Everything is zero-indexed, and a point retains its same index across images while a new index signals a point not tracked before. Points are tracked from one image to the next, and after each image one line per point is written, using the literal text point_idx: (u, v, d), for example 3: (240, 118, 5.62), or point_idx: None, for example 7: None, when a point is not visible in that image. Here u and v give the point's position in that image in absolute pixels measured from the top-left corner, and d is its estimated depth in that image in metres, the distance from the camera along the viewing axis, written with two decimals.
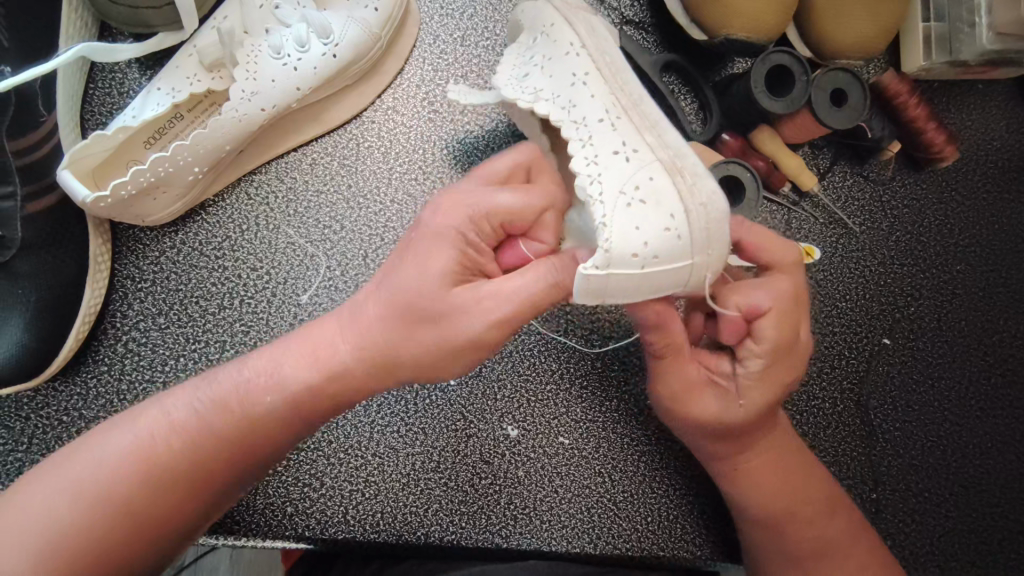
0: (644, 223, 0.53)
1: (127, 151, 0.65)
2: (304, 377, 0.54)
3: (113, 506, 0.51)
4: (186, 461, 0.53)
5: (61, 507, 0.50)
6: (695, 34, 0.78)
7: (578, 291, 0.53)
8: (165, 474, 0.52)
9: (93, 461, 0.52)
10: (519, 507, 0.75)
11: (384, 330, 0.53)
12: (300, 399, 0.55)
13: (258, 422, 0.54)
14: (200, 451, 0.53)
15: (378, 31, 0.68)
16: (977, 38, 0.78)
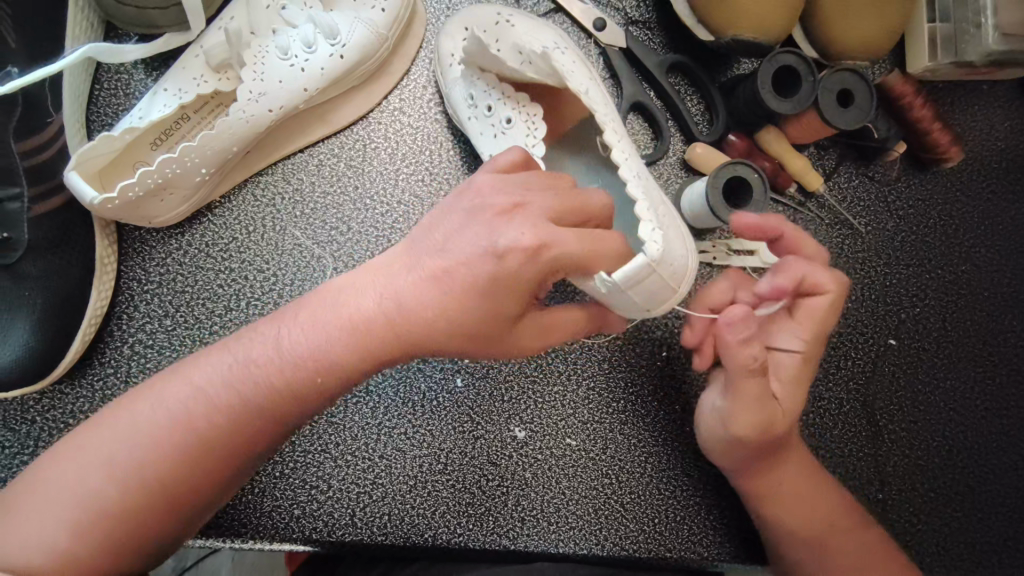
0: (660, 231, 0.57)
1: (135, 152, 0.65)
2: (336, 349, 0.55)
3: (147, 481, 0.51)
4: (218, 433, 0.53)
5: (97, 483, 0.51)
6: (701, 34, 0.77)
7: (624, 273, 0.53)
8: (193, 454, 0.52)
9: (123, 436, 0.52)
10: (527, 509, 0.75)
11: (412, 310, 0.54)
12: (334, 367, 0.55)
13: (289, 390, 0.54)
14: (229, 424, 0.53)
15: (386, 31, 0.68)
16: (982, 39, 0.78)
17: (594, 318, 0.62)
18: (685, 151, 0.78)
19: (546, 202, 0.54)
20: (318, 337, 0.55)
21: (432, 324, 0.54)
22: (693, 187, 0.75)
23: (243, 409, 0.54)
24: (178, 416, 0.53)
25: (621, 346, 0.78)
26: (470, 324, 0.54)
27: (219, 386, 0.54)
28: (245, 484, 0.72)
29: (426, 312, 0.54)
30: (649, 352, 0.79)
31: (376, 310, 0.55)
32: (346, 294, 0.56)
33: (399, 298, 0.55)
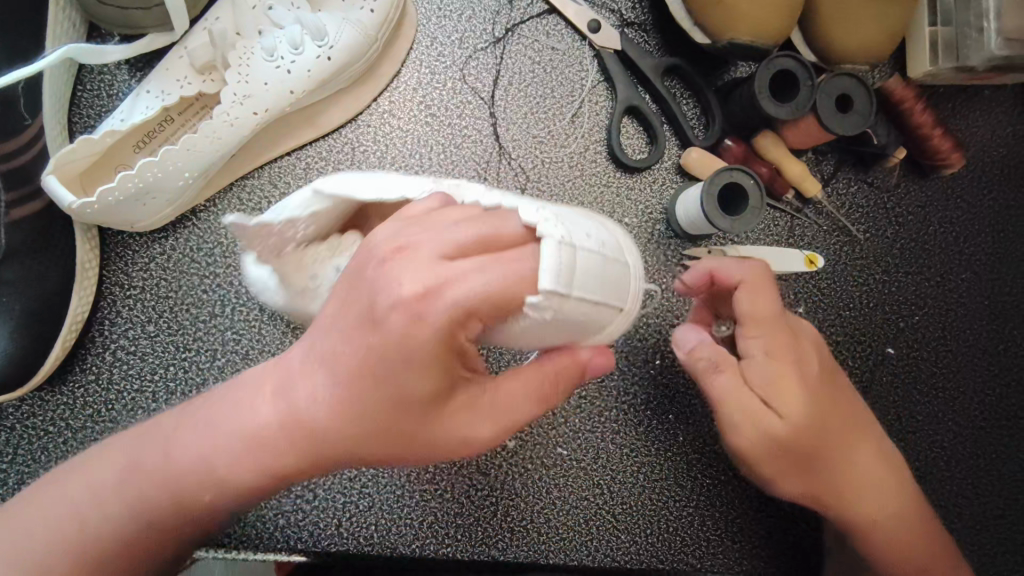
0: (587, 229, 0.43)
1: (115, 156, 0.63)
2: (267, 452, 0.49)
3: (86, 544, 0.52)
4: (156, 504, 0.52)
5: (36, 545, 0.51)
6: (699, 37, 0.76)
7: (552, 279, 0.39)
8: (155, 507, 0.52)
9: (61, 502, 0.53)
10: (516, 519, 0.74)
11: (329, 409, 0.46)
12: (260, 466, 0.50)
13: (228, 484, 0.51)
14: (169, 492, 0.51)
15: (374, 32, 0.67)
16: (984, 43, 0.76)
17: (554, 376, 0.49)
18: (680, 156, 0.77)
19: (432, 236, 0.41)
20: (252, 425, 0.49)
21: (353, 431, 0.47)
22: (689, 192, 0.73)
23: (182, 481, 0.51)
24: (117, 483, 0.52)
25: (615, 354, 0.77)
26: (391, 412, 0.46)
27: (156, 455, 0.52)
28: None
29: (346, 423, 0.46)
30: (642, 360, 0.78)
31: (310, 406, 0.47)
32: (280, 377, 0.49)
33: (318, 403, 0.47)
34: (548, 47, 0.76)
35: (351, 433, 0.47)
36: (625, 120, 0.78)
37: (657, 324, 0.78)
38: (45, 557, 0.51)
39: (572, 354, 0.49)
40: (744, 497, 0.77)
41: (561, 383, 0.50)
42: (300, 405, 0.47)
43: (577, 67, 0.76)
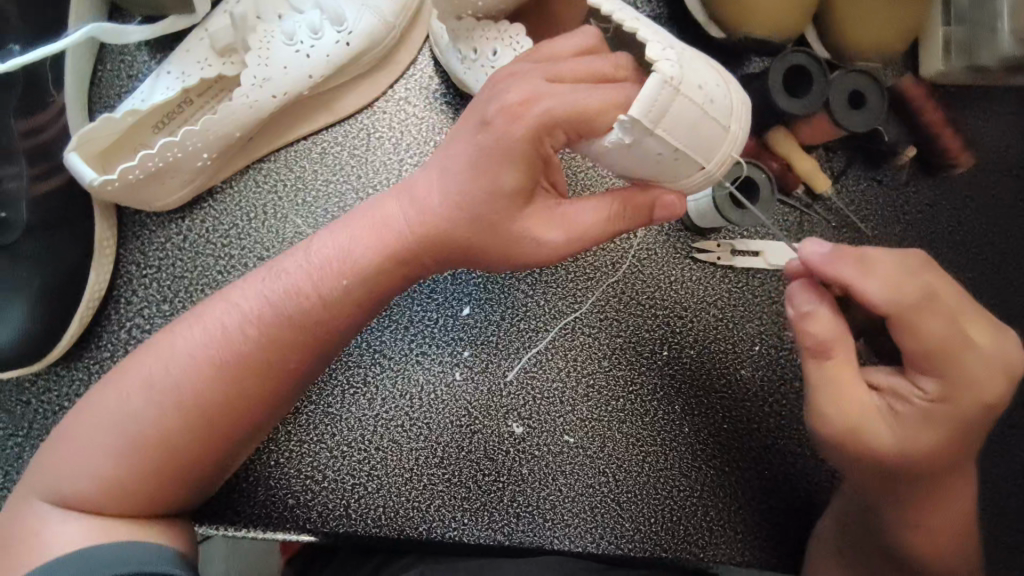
0: (705, 81, 0.49)
1: (135, 135, 0.64)
2: (365, 255, 0.55)
3: (188, 403, 0.52)
4: (258, 351, 0.53)
5: (137, 408, 0.52)
6: (713, 32, 0.77)
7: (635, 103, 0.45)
8: (237, 379, 0.53)
9: (159, 367, 0.53)
10: (522, 505, 0.75)
11: (426, 205, 0.53)
12: (361, 272, 0.55)
13: (328, 304, 0.54)
14: (268, 337, 0.54)
15: (393, 19, 0.67)
16: (998, 42, 0.77)
17: (623, 204, 0.53)
18: None
19: (541, 67, 0.50)
20: (347, 240, 0.55)
21: (451, 222, 0.53)
22: None
23: (288, 317, 0.54)
24: (217, 334, 0.54)
25: (622, 344, 0.78)
26: (484, 207, 0.52)
27: (254, 297, 0.54)
28: (240, 471, 0.72)
29: (439, 210, 0.53)
30: (650, 349, 0.78)
31: (400, 216, 0.55)
32: (373, 204, 0.56)
33: (420, 196, 0.54)
34: None
35: (450, 215, 0.52)
36: None
37: (665, 316, 0.79)
38: (151, 421, 0.52)
39: (646, 192, 0.53)
40: (747, 490, 0.78)
41: (636, 216, 0.54)
42: (391, 218, 0.55)
43: None
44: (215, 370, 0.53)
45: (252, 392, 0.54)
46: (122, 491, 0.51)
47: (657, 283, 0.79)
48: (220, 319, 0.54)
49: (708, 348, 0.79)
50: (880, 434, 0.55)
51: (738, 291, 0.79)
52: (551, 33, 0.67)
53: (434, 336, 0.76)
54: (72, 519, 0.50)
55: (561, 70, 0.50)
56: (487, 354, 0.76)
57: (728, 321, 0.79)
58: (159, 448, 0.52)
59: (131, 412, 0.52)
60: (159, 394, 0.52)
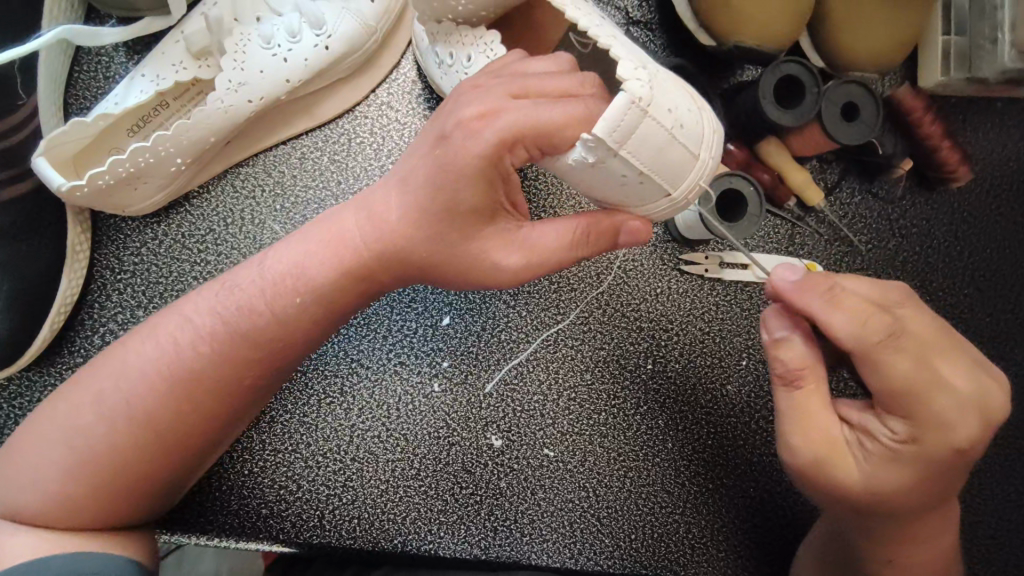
0: (674, 105, 0.47)
1: (108, 139, 0.63)
2: (319, 272, 0.55)
3: (139, 418, 0.53)
4: (211, 367, 0.54)
5: (87, 422, 0.52)
6: (702, 38, 0.74)
7: (603, 120, 0.44)
8: (187, 395, 0.53)
9: (110, 381, 0.53)
10: (500, 519, 0.74)
11: (383, 221, 0.53)
12: (315, 289, 0.55)
13: (281, 321, 0.54)
14: (221, 353, 0.54)
15: (374, 23, 0.66)
16: (999, 55, 0.75)
17: (585, 228, 0.53)
18: None
19: (507, 82, 0.49)
20: (302, 256, 0.55)
21: (405, 240, 0.53)
22: None
23: (241, 333, 0.54)
24: (170, 349, 0.54)
25: (605, 357, 0.77)
26: (439, 228, 0.52)
27: (206, 313, 0.55)
28: (214, 480, 0.71)
29: (395, 229, 0.53)
30: (633, 363, 0.77)
31: (355, 235, 0.55)
32: (329, 220, 0.57)
33: (376, 213, 0.54)
34: None
35: (404, 234, 0.53)
36: None
37: (650, 329, 0.77)
38: (102, 435, 0.52)
39: (608, 217, 0.53)
40: (729, 507, 0.77)
41: (599, 240, 0.54)
42: (346, 235, 0.55)
43: None
44: (167, 385, 0.53)
45: (205, 407, 0.54)
46: (71, 505, 0.51)
47: (643, 295, 0.77)
48: (171, 334, 0.54)
49: (694, 362, 0.77)
50: (846, 468, 0.55)
51: (725, 304, 0.78)
52: (535, 39, 0.66)
53: (411, 347, 0.75)
54: (20, 532, 0.50)
55: (529, 85, 0.49)
56: (467, 365, 0.75)
57: (714, 335, 0.78)
58: (110, 462, 0.52)
59: (83, 426, 0.52)
60: (111, 408, 0.52)
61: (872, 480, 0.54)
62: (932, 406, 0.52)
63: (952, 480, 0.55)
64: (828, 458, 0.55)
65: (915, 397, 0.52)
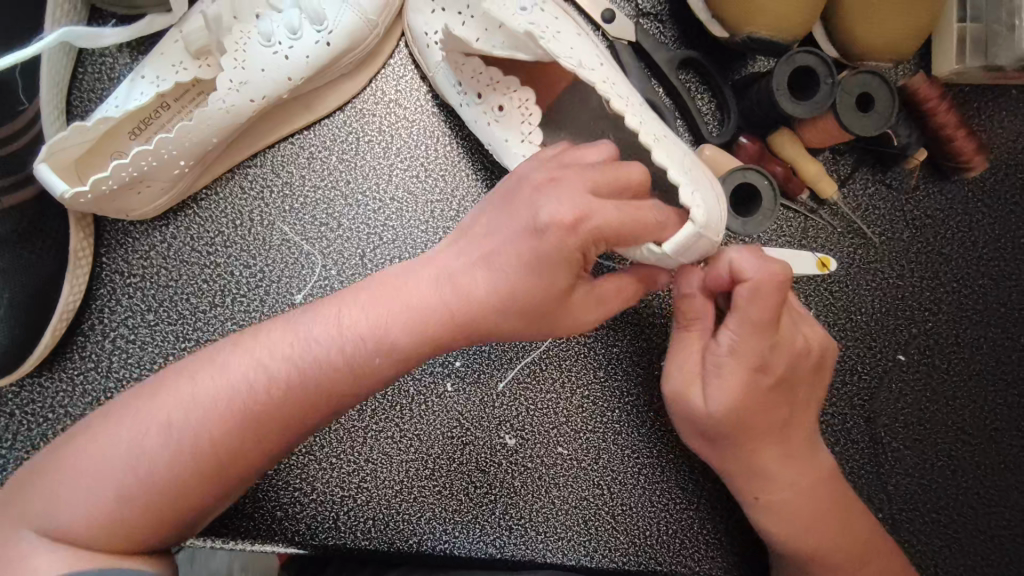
0: (715, 206, 0.55)
1: (110, 142, 0.62)
2: (398, 332, 0.53)
3: (207, 451, 0.50)
4: (284, 403, 0.52)
5: (151, 450, 0.50)
6: (717, 31, 0.73)
7: (671, 242, 0.52)
8: (261, 433, 0.52)
9: (182, 406, 0.51)
10: (515, 517, 0.73)
11: (467, 290, 0.54)
12: (393, 349, 0.53)
13: (359, 365, 0.53)
14: (292, 399, 0.52)
15: (375, 17, 0.65)
16: (1016, 41, 0.73)
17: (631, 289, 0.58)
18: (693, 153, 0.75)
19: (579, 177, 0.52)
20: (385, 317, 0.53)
21: (483, 304, 0.54)
22: None
23: (320, 373, 0.52)
24: (247, 381, 0.52)
25: (619, 353, 0.76)
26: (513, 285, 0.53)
27: (284, 361, 0.52)
28: None
29: (477, 291, 0.54)
30: (648, 361, 0.76)
31: (443, 292, 0.54)
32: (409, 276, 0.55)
33: (462, 276, 0.54)
34: None
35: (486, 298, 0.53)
36: None
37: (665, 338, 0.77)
38: (160, 465, 0.50)
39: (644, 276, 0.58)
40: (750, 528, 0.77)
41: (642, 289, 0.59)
42: (435, 294, 0.54)
43: None
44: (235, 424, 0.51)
45: (270, 443, 0.52)
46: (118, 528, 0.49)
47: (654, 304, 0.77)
48: (252, 366, 0.52)
49: None
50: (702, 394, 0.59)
51: None
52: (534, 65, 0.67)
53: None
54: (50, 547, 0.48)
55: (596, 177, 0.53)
56: (480, 365, 0.74)
57: None
58: (164, 491, 0.50)
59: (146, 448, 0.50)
60: (180, 435, 0.50)
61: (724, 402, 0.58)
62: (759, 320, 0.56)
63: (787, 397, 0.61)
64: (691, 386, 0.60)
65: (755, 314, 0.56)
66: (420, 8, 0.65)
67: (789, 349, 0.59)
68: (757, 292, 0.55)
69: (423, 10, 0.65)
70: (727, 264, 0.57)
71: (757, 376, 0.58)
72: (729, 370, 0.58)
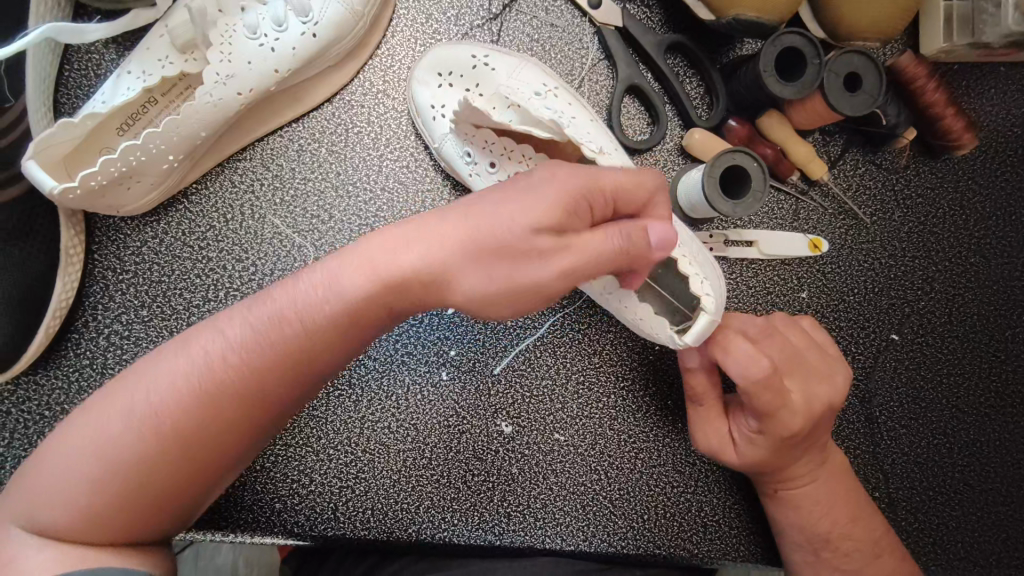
0: (714, 283, 0.62)
1: (98, 139, 0.62)
2: (366, 305, 0.52)
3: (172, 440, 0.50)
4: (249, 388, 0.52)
5: (123, 442, 0.50)
6: (702, 14, 0.73)
7: (693, 335, 0.59)
8: (218, 420, 0.51)
9: (146, 401, 0.51)
10: (513, 504, 0.74)
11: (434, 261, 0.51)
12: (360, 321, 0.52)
13: (317, 340, 0.52)
14: (252, 371, 0.52)
15: (361, 7, 0.65)
16: (1002, 18, 0.74)
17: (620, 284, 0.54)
18: (682, 138, 0.75)
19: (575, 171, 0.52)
20: (343, 288, 0.52)
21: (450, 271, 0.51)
22: (690, 175, 0.72)
23: (278, 354, 0.52)
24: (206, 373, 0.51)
25: (613, 339, 0.76)
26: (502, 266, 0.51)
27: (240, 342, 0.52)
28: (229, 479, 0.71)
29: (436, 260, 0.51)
30: (641, 346, 0.77)
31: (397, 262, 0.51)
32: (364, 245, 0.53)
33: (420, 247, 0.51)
34: (547, 24, 0.75)
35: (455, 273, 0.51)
36: (627, 99, 0.77)
37: None
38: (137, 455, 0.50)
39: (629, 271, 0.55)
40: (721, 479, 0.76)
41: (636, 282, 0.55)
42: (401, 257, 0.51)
43: (577, 45, 0.75)
44: (206, 406, 0.51)
45: (234, 427, 0.52)
46: (103, 520, 0.50)
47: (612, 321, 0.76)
48: (205, 359, 0.52)
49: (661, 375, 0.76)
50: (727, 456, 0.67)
51: (731, 281, 0.78)
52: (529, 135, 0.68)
53: (417, 337, 0.74)
54: (45, 547, 0.48)
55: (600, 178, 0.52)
56: (474, 352, 0.75)
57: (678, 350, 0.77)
58: (145, 477, 0.50)
59: (113, 440, 0.50)
60: (144, 430, 0.50)
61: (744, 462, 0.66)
62: (770, 397, 0.61)
63: (805, 445, 0.65)
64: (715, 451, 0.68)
65: (766, 391, 0.61)
66: (426, 83, 0.68)
67: (805, 412, 0.63)
68: (761, 385, 0.60)
69: (428, 86, 0.68)
70: (724, 359, 0.62)
71: (775, 442, 0.64)
72: (753, 439, 0.65)
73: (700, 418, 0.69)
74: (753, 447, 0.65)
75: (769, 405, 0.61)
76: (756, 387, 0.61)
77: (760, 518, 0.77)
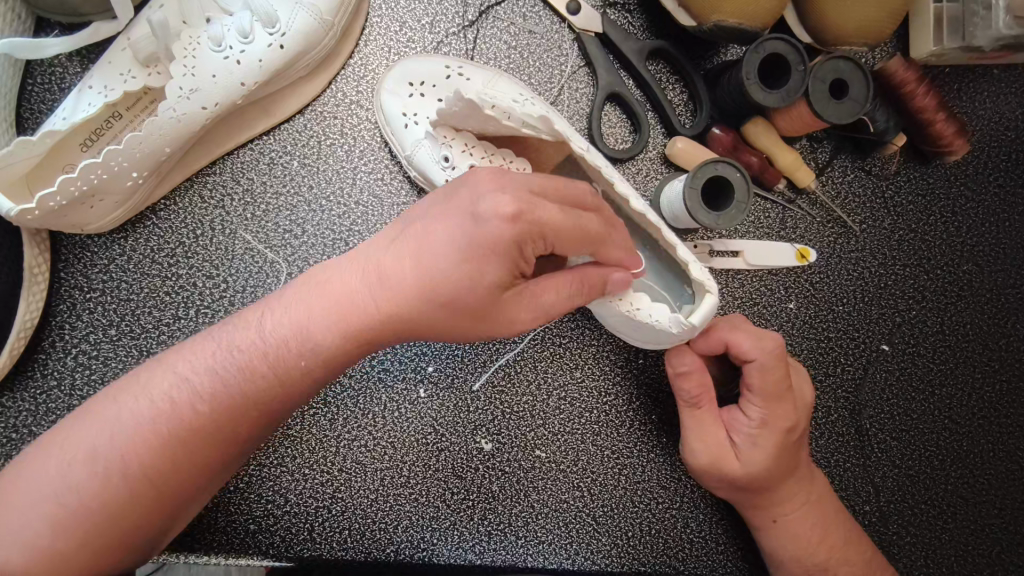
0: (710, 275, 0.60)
1: (60, 156, 0.61)
2: (326, 334, 0.53)
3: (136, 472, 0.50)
4: (215, 418, 0.52)
5: (86, 477, 0.49)
6: (683, 19, 0.71)
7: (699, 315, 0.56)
8: (184, 449, 0.51)
9: (110, 434, 0.51)
10: (494, 523, 0.72)
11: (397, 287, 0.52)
12: (326, 354, 0.54)
13: (281, 371, 0.53)
14: (221, 400, 0.52)
15: (329, 17, 0.63)
16: (992, 22, 0.72)
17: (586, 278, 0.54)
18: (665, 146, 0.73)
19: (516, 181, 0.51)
20: (306, 321, 0.53)
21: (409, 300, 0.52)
22: (672, 187, 0.69)
23: (244, 386, 0.53)
24: (172, 405, 0.52)
25: (595, 353, 0.74)
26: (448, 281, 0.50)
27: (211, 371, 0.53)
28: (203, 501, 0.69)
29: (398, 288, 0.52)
30: (624, 360, 0.75)
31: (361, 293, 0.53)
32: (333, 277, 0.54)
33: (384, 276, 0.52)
34: (525, 31, 0.73)
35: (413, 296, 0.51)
36: (608, 107, 0.75)
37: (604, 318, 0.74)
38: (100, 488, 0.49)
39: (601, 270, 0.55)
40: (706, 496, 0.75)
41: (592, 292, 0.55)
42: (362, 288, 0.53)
43: (556, 52, 0.73)
44: (172, 435, 0.51)
45: (199, 457, 0.52)
46: (66, 557, 0.48)
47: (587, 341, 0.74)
48: (170, 390, 0.52)
49: (643, 390, 0.75)
50: (733, 463, 0.64)
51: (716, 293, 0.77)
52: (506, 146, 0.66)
53: (394, 354, 0.73)
54: None
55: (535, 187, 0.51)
56: (453, 369, 0.73)
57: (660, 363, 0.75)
58: (109, 512, 0.50)
59: (74, 475, 0.49)
60: (107, 462, 0.50)
61: (751, 464, 0.63)
62: (781, 381, 0.62)
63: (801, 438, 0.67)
64: (721, 457, 0.64)
65: (777, 375, 0.62)
66: (397, 94, 0.66)
67: (797, 404, 0.65)
68: (766, 369, 0.62)
69: (399, 95, 0.66)
70: (733, 342, 0.63)
71: (781, 436, 0.63)
72: (760, 437, 0.63)
73: (698, 423, 0.65)
74: (760, 446, 0.63)
75: (780, 389, 0.62)
76: (766, 372, 0.62)
77: (746, 534, 0.75)
